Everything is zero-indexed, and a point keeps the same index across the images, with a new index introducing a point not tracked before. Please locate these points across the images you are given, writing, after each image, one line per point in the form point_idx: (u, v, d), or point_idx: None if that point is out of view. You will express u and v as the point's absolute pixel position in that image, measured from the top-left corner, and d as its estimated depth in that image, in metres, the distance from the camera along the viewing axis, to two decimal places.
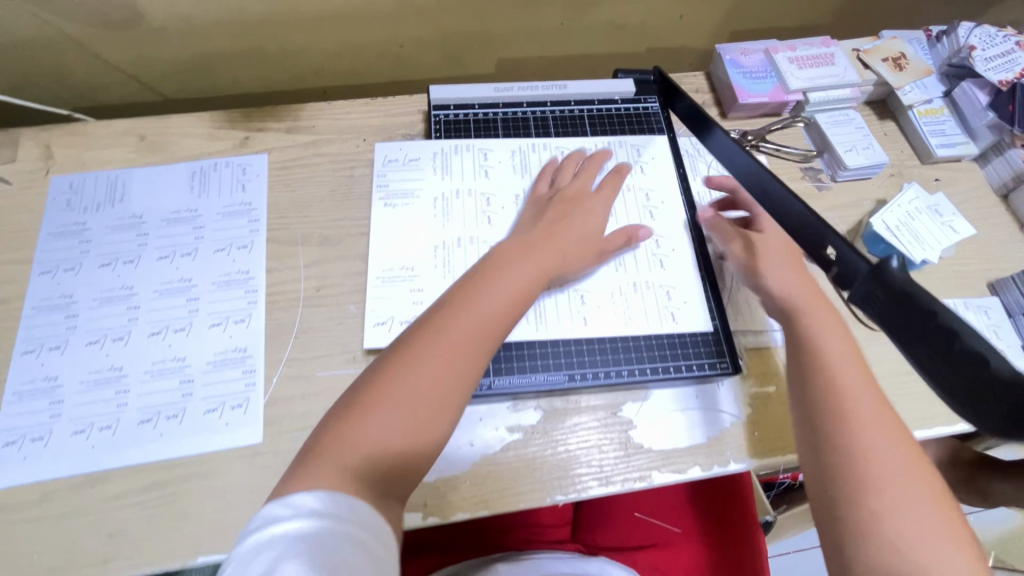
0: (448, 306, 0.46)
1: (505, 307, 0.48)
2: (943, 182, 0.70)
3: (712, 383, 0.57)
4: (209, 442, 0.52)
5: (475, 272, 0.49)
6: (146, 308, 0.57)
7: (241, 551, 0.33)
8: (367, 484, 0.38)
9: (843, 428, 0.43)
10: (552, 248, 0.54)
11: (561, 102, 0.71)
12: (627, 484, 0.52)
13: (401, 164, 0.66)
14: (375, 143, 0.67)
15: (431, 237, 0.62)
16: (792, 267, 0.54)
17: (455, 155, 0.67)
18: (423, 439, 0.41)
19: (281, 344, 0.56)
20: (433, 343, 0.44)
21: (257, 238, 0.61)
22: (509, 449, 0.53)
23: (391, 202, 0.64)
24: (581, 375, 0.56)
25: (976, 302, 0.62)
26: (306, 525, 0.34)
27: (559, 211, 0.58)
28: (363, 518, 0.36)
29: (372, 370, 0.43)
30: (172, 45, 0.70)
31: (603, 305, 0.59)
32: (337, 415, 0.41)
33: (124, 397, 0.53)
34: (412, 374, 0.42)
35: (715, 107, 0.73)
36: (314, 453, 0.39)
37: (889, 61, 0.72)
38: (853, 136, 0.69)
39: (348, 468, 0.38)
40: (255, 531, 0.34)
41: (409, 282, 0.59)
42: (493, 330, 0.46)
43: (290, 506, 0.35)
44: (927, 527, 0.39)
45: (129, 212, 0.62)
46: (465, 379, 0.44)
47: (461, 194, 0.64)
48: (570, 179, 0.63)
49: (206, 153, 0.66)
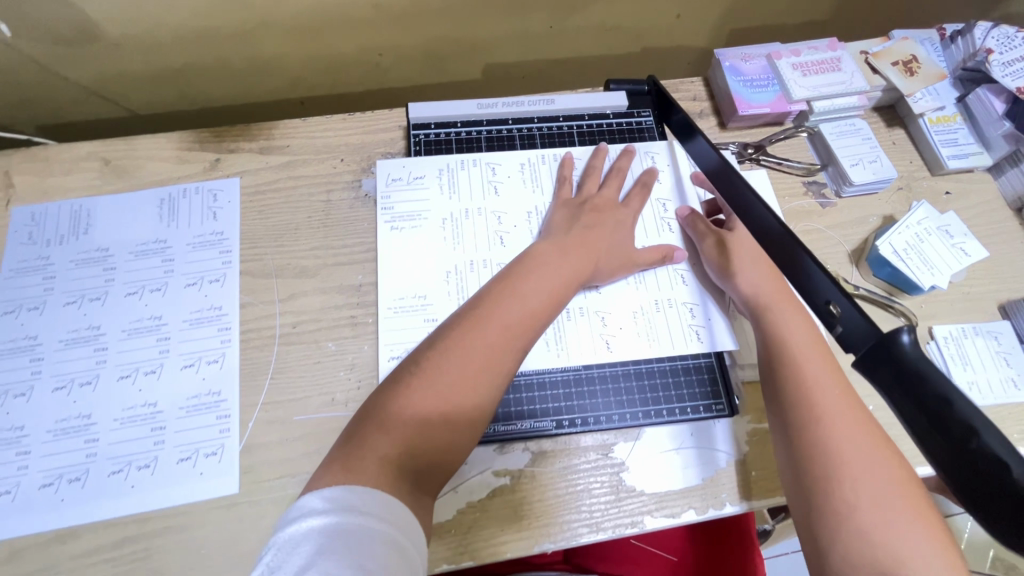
0: (485, 305, 0.49)
1: (538, 310, 0.50)
2: (953, 196, 0.66)
3: (708, 423, 0.54)
4: (182, 493, 0.50)
5: (509, 271, 0.52)
6: (114, 349, 0.54)
7: (280, 540, 0.35)
8: (404, 475, 0.40)
9: (812, 420, 0.45)
10: (583, 255, 0.54)
11: (549, 118, 0.67)
12: (617, 530, 0.50)
13: (406, 184, 0.62)
14: (377, 161, 0.64)
15: (443, 261, 0.59)
16: (758, 268, 0.55)
17: (461, 170, 0.63)
18: (456, 433, 0.44)
19: (256, 386, 0.54)
20: (471, 341, 0.46)
21: (230, 270, 0.58)
22: (496, 495, 0.51)
23: (397, 224, 0.61)
24: (569, 421, 0.54)
25: (986, 327, 0.59)
26: (341, 520, 0.35)
27: (593, 218, 0.58)
28: (394, 518, 0.37)
29: (411, 364, 0.45)
30: (136, 61, 0.66)
31: (606, 338, 0.56)
32: (377, 407, 0.43)
33: (93, 447, 0.51)
34: (450, 370, 0.44)
35: (713, 117, 0.69)
36: (353, 444, 0.41)
37: (900, 64, 0.67)
38: (859, 148, 0.65)
39: (388, 458, 0.40)
40: (294, 522, 0.35)
41: (423, 312, 0.57)
42: (529, 326, 0.49)
43: (326, 500, 0.36)
44: (899, 518, 0.39)
45: (94, 244, 0.59)
46: (500, 378, 0.46)
47: (471, 213, 0.61)
48: (598, 186, 0.62)
49: (175, 177, 0.63)
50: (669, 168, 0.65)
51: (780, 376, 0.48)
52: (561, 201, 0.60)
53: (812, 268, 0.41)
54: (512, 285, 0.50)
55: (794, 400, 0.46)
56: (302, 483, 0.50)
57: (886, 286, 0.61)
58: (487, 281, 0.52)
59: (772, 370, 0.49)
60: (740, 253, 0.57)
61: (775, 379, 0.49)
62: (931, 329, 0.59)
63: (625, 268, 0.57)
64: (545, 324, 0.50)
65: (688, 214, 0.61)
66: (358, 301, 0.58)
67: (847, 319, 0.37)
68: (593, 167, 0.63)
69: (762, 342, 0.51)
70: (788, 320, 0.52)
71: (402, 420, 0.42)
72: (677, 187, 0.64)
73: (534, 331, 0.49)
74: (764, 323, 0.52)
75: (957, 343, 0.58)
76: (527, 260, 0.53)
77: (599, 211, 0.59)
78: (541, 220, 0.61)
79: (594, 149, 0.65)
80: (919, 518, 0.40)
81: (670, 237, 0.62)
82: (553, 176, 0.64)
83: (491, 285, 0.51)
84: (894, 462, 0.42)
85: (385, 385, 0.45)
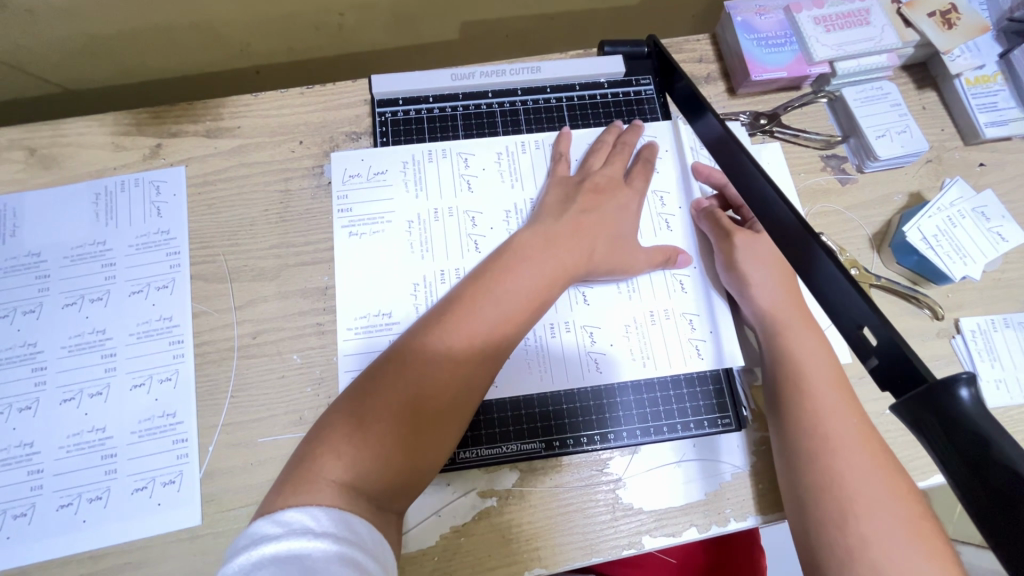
0: (459, 307, 0.43)
1: (520, 312, 0.44)
2: (988, 167, 0.59)
3: (713, 439, 0.50)
4: (138, 526, 0.45)
5: (492, 264, 0.46)
6: (53, 369, 0.49)
7: (228, 573, 0.31)
8: (363, 495, 0.36)
9: (821, 448, 0.42)
10: (577, 244, 0.48)
11: (534, 90, 0.59)
12: (614, 553, 0.46)
13: (365, 180, 0.55)
14: (329, 156, 0.56)
15: (410, 271, 0.53)
16: (771, 278, 0.50)
17: (428, 162, 0.56)
18: (425, 453, 0.39)
19: (216, 408, 0.49)
20: (443, 349, 0.41)
21: (179, 275, 0.52)
22: (482, 518, 0.47)
23: (356, 230, 0.54)
24: (560, 442, 0.49)
25: (1018, 318, 0.53)
26: (291, 545, 0.31)
27: (591, 200, 0.51)
28: (358, 539, 0.33)
29: (375, 374, 0.40)
30: (54, 29, 0.57)
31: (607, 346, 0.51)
32: (335, 418, 0.38)
33: (38, 479, 0.46)
34: (419, 385, 0.39)
35: (721, 81, 0.61)
36: (307, 462, 0.36)
37: (937, 15, 0.58)
38: (886, 116, 0.57)
39: (345, 480, 0.35)
40: (242, 553, 0.31)
41: (390, 331, 0.51)
42: (508, 330, 0.43)
43: (279, 524, 0.32)
44: (914, 557, 0.36)
45: (23, 249, 0.52)
46: (474, 390, 0.41)
47: (440, 213, 0.55)
48: (602, 162, 0.55)
49: (111, 167, 0.55)
50: (670, 152, 0.58)
51: (790, 402, 0.45)
52: (557, 179, 0.54)
53: (825, 266, 0.36)
54: (491, 281, 0.44)
55: (803, 425, 0.43)
56: None
57: (910, 274, 0.55)
58: (467, 275, 0.47)
59: (781, 391, 0.46)
60: (755, 255, 0.52)
61: (783, 399, 0.45)
62: (957, 322, 0.53)
63: (629, 264, 0.51)
64: (527, 327, 0.45)
65: (706, 207, 0.55)
66: (325, 307, 0.52)
67: (883, 348, 0.32)
68: (603, 140, 0.56)
69: (773, 361, 0.47)
70: (803, 337, 0.48)
71: (361, 439, 0.37)
72: (680, 178, 0.57)
73: (514, 336, 0.44)
74: (774, 338, 0.48)
75: (985, 337, 0.53)
76: (511, 251, 0.47)
77: (600, 191, 0.52)
78: (523, 216, 0.55)
79: (602, 128, 0.58)
80: (936, 556, 0.36)
81: (665, 236, 0.55)
82: (540, 162, 0.57)
83: (469, 281, 0.45)
84: (911, 501, 0.39)
85: (346, 397, 0.39)
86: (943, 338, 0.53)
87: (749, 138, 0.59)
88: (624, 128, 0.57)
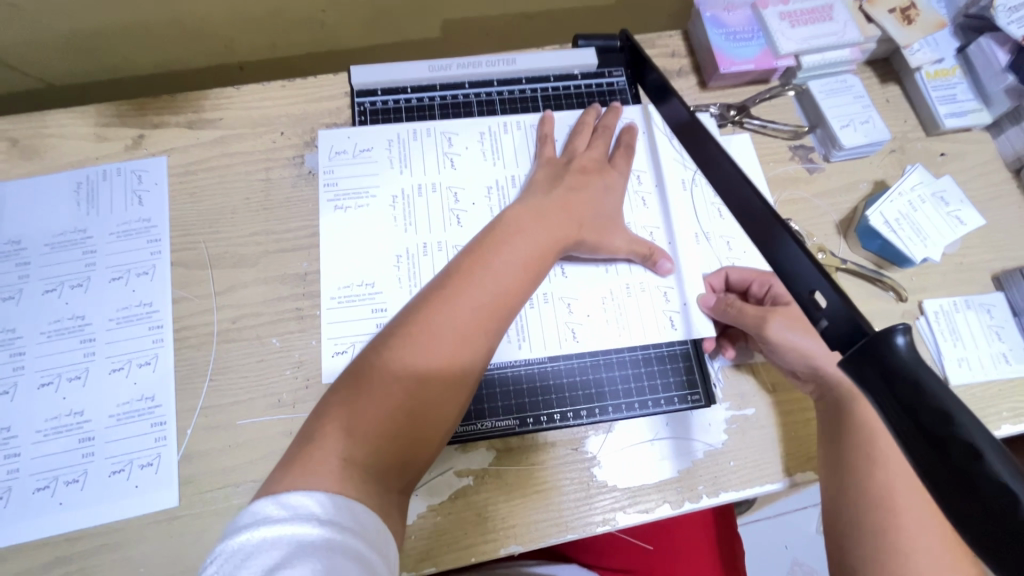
0: (454, 284, 0.44)
1: (513, 286, 0.45)
2: (950, 156, 0.61)
3: (684, 415, 0.51)
4: (115, 508, 0.46)
5: (484, 239, 0.47)
6: (32, 354, 0.49)
7: (226, 551, 0.31)
8: (375, 474, 0.37)
9: (875, 463, 0.42)
10: (561, 219, 0.50)
11: (511, 81, 0.61)
12: (588, 528, 0.47)
13: (352, 157, 0.56)
14: (319, 131, 0.57)
15: (394, 243, 0.54)
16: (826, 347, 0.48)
17: (414, 141, 0.57)
18: (432, 429, 0.40)
19: (194, 391, 0.49)
20: (441, 324, 0.41)
21: (159, 261, 0.53)
22: (458, 496, 0.47)
23: (342, 203, 0.55)
24: (535, 419, 0.50)
25: (978, 299, 0.55)
26: (294, 531, 0.31)
27: (571, 180, 0.53)
28: (361, 529, 0.33)
29: (374, 355, 0.40)
30: (39, 23, 0.58)
31: (591, 315, 0.52)
32: (338, 402, 0.38)
33: (15, 463, 0.46)
34: (421, 361, 0.40)
35: (693, 75, 0.63)
36: (312, 444, 0.37)
37: (897, 12, 0.60)
38: (851, 108, 0.59)
39: (354, 460, 0.36)
40: (242, 531, 0.32)
41: (371, 301, 0.52)
42: (506, 303, 0.44)
43: (283, 507, 0.32)
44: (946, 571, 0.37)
45: (4, 237, 0.52)
46: (475, 365, 0.42)
47: (424, 189, 0.56)
48: (585, 146, 0.56)
49: (94, 158, 0.56)
50: (644, 137, 0.60)
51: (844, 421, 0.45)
52: (543, 161, 0.56)
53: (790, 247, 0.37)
54: (483, 258, 0.45)
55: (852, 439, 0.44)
56: (247, 492, 0.47)
57: (875, 258, 0.57)
58: (457, 254, 0.47)
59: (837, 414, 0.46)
60: (795, 333, 0.48)
61: (841, 411, 0.46)
62: (920, 304, 0.55)
63: (605, 243, 0.52)
64: (523, 301, 0.46)
65: (714, 305, 0.52)
66: (304, 292, 0.52)
67: (831, 310, 0.33)
68: (583, 124, 0.58)
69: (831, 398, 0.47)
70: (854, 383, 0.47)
71: (369, 418, 0.38)
72: (654, 161, 0.59)
73: (510, 309, 0.45)
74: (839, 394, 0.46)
75: (947, 318, 0.54)
76: (500, 230, 0.48)
77: (587, 174, 0.54)
78: (501, 199, 0.56)
79: (581, 111, 0.60)
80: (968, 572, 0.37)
81: (642, 212, 0.56)
82: (516, 149, 0.58)
83: (461, 258, 0.46)
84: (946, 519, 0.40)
85: (345, 379, 0.40)
86: (907, 319, 0.55)
87: (720, 128, 0.60)
88: (600, 112, 0.59)
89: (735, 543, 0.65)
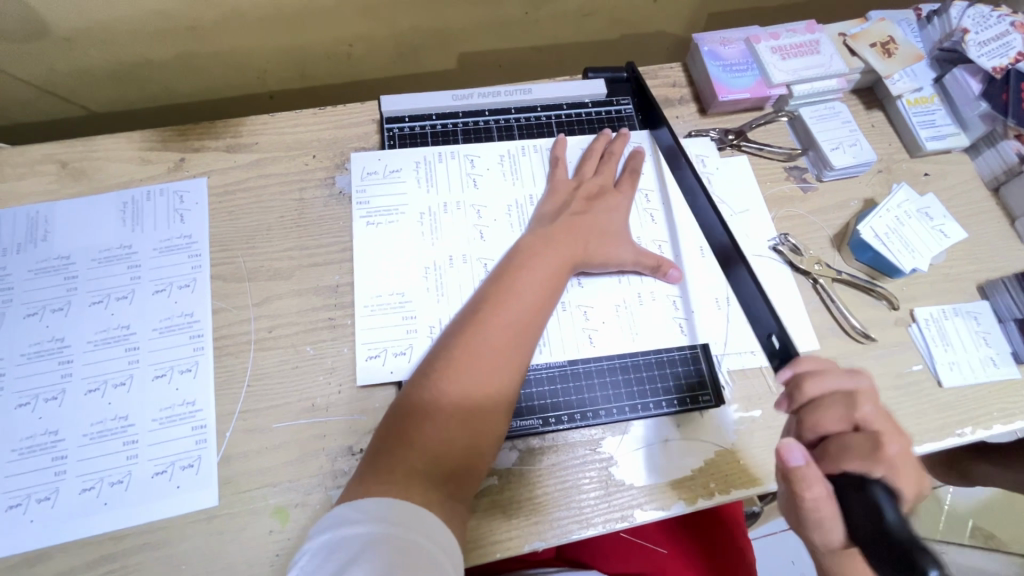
0: (487, 305, 0.48)
1: (538, 301, 0.49)
2: (933, 177, 0.66)
3: (695, 415, 0.54)
4: (157, 508, 0.48)
5: (510, 262, 0.52)
6: (80, 361, 0.52)
7: (312, 547, 0.35)
8: (435, 479, 0.40)
9: None
10: (575, 238, 0.54)
11: (527, 108, 0.66)
12: (608, 525, 0.50)
13: (381, 177, 0.61)
14: (351, 154, 0.62)
15: (421, 256, 0.57)
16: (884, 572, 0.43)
17: (438, 163, 0.62)
18: (480, 436, 0.43)
19: (233, 396, 0.52)
20: (478, 342, 0.45)
21: (200, 275, 0.56)
22: (485, 494, 0.50)
23: (373, 220, 0.59)
24: (555, 419, 0.53)
25: (965, 307, 0.59)
26: (368, 530, 0.35)
27: (582, 203, 0.58)
28: (427, 530, 0.36)
29: (422, 377, 0.45)
30: (92, 55, 0.62)
31: (606, 322, 0.56)
32: (395, 421, 0.43)
33: (62, 464, 0.49)
34: (463, 376, 0.44)
35: (694, 103, 0.68)
36: (378, 460, 0.41)
37: (877, 46, 0.66)
38: (840, 131, 0.64)
39: (414, 469, 0.40)
40: (325, 531, 0.35)
41: (401, 310, 0.55)
42: (535, 317, 0.48)
43: (359, 510, 0.36)
44: None
45: (55, 252, 0.56)
46: (513, 375, 0.46)
47: (449, 207, 0.60)
48: (593, 171, 0.61)
49: (139, 179, 0.60)
50: (650, 160, 0.64)
51: None
52: (557, 183, 0.60)
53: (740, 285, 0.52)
54: (510, 280, 0.50)
55: None
56: (284, 492, 0.49)
57: (868, 270, 0.61)
58: (487, 278, 0.52)
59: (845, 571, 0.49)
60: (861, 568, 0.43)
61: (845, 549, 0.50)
62: (912, 312, 0.59)
63: (619, 255, 0.56)
64: (549, 313, 0.50)
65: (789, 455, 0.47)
66: (336, 303, 0.56)
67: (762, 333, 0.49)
68: (592, 150, 0.62)
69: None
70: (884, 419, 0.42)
71: (424, 432, 0.42)
72: (660, 181, 0.63)
73: (539, 322, 0.49)
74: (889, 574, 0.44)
75: (937, 324, 0.58)
76: (523, 252, 0.52)
77: (592, 197, 0.58)
78: (520, 215, 0.60)
79: (593, 136, 0.65)
80: None
81: (650, 227, 0.61)
82: (533, 170, 0.62)
83: (490, 283, 0.50)
84: None
85: (399, 402, 0.44)
86: (901, 326, 0.58)
87: (720, 151, 0.65)
88: (609, 137, 0.64)
89: (740, 540, 0.68)
